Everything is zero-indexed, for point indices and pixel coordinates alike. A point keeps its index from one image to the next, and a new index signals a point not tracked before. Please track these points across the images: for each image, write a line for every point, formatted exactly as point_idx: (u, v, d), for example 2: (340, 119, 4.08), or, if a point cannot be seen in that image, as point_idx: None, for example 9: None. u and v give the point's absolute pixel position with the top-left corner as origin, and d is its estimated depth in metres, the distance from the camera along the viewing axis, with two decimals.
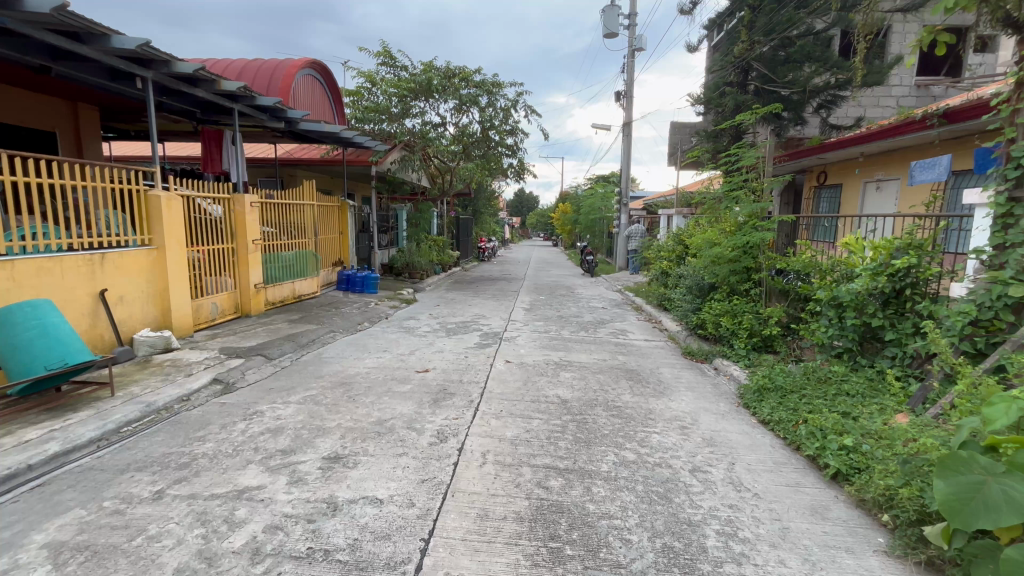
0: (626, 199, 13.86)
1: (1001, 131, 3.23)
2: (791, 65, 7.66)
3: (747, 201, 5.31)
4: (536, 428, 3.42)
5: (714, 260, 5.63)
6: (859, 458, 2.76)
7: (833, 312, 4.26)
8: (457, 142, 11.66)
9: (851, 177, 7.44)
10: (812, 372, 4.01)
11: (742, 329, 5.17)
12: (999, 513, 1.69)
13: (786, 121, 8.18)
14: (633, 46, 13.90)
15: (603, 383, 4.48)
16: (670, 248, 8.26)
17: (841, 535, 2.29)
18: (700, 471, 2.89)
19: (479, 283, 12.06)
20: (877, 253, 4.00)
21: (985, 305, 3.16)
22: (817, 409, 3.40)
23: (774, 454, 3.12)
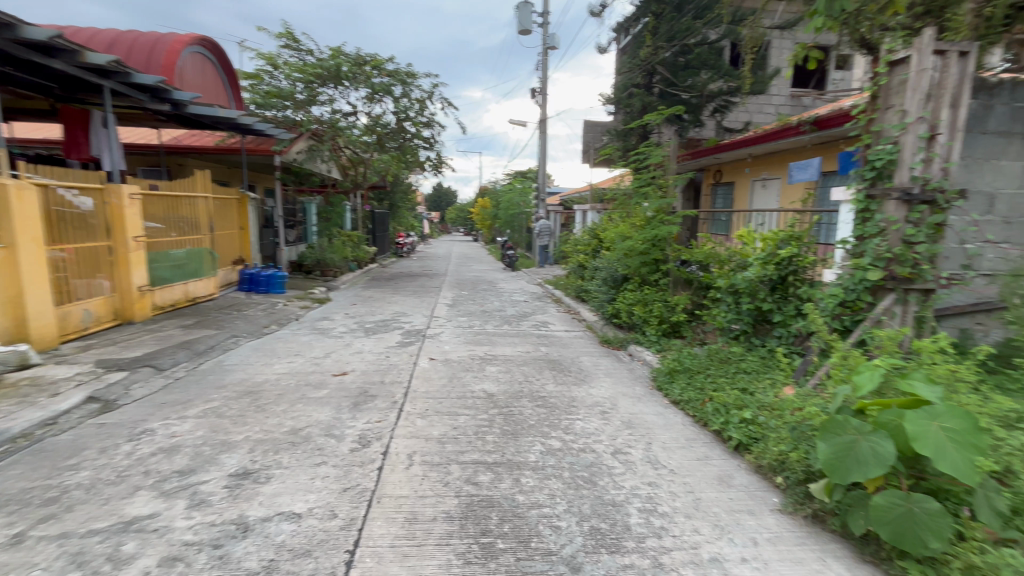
0: (544, 195, 14.20)
1: (860, 138, 3.74)
2: (690, 71, 8.32)
3: (654, 197, 5.66)
4: (463, 424, 3.39)
5: (627, 253, 5.92)
6: (756, 428, 3.06)
7: (731, 298, 4.69)
8: (371, 133, 11.16)
9: (742, 176, 8.23)
10: (714, 353, 4.39)
11: (654, 316, 5.55)
12: (867, 466, 1.96)
13: (686, 123, 8.84)
14: (547, 44, 14.23)
15: (527, 374, 4.56)
16: (586, 242, 8.60)
17: (744, 499, 2.53)
18: (621, 453, 3.05)
19: (398, 279, 11.69)
20: (766, 244, 4.46)
21: (850, 288, 3.64)
22: (720, 386, 3.74)
23: (685, 431, 3.38)
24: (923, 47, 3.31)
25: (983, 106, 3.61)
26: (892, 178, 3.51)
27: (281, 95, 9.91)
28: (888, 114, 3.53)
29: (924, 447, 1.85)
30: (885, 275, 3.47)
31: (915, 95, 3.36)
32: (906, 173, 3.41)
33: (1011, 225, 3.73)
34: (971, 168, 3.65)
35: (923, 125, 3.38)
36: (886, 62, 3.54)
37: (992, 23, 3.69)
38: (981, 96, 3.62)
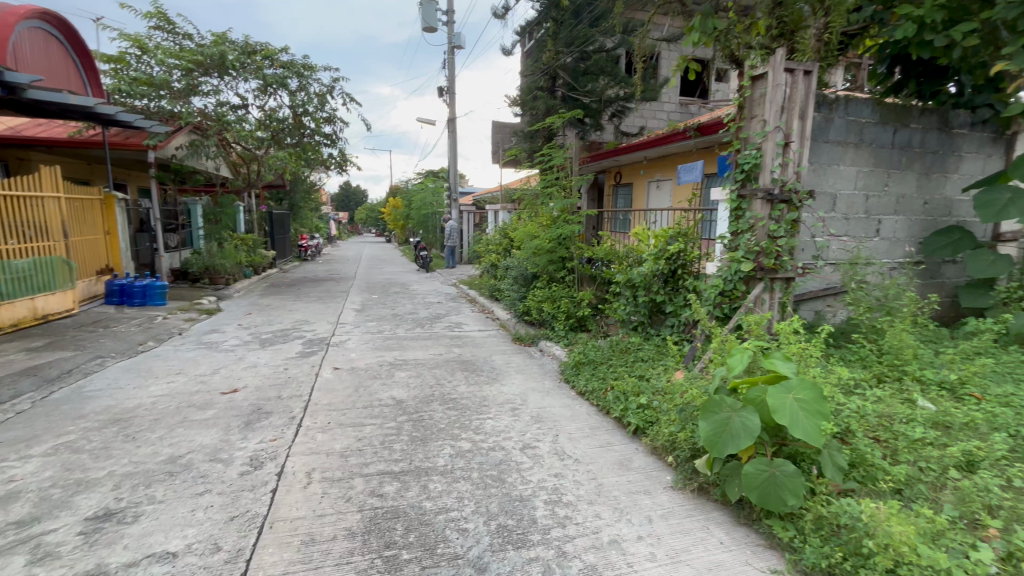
0: (456, 195, 14.11)
1: (731, 143, 4.15)
2: (589, 76, 8.71)
3: (559, 197, 5.85)
4: (368, 435, 3.25)
5: (535, 252, 6.06)
6: (651, 412, 3.28)
7: (629, 292, 4.99)
8: (265, 128, 10.33)
9: (638, 177, 8.80)
10: (616, 344, 4.65)
11: (561, 312, 5.74)
12: (739, 439, 2.19)
13: (588, 126, 9.27)
14: (453, 42, 14.15)
15: (439, 377, 4.49)
16: (497, 242, 8.68)
17: (640, 481, 2.70)
18: (530, 447, 3.11)
19: (301, 285, 10.95)
20: (657, 240, 4.81)
21: (728, 279, 4.04)
22: (620, 375, 3.98)
23: (590, 420, 3.54)
24: (776, 64, 3.76)
25: (825, 118, 4.19)
26: (757, 181, 3.94)
27: (153, 83, 8.80)
28: (752, 123, 3.96)
29: (783, 418, 2.10)
30: (755, 266, 3.90)
31: (773, 107, 3.81)
32: (768, 176, 3.85)
33: (849, 221, 4.39)
34: (818, 172, 4.22)
35: (779, 134, 3.83)
36: (749, 77, 3.98)
37: (829, 47, 4.34)
38: (824, 109, 4.19)
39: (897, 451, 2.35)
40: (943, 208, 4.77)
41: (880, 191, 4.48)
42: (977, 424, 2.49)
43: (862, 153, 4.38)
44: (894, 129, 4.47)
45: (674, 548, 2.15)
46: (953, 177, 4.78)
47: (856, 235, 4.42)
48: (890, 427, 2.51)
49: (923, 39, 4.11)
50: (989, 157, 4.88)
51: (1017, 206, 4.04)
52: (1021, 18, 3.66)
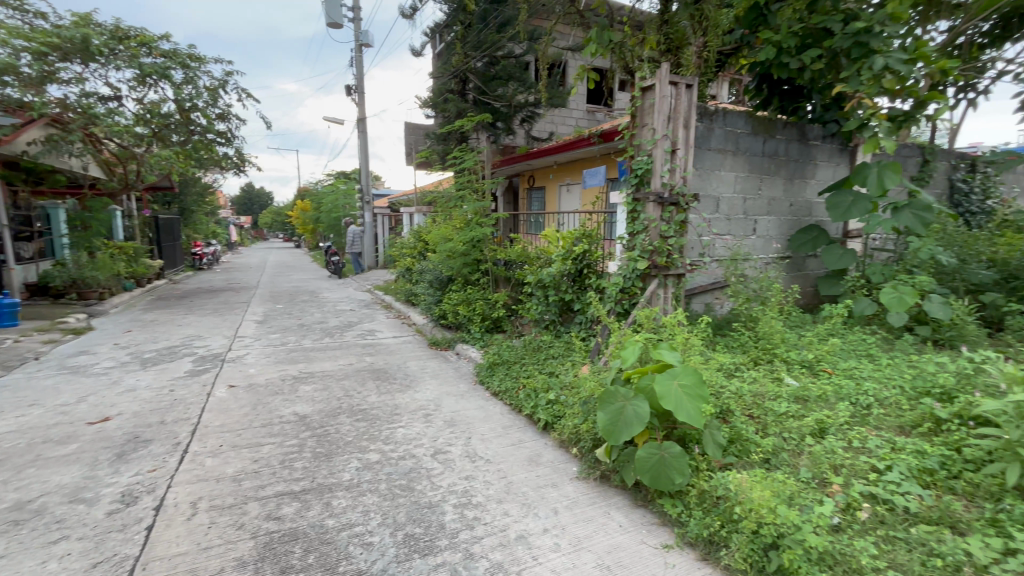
0: (368, 197, 13.60)
1: (627, 149, 4.43)
2: (498, 81, 8.79)
3: (471, 200, 5.86)
4: (266, 455, 3.03)
5: (449, 255, 6.02)
6: (559, 407, 3.40)
7: (541, 292, 5.13)
8: (145, 124, 9.17)
9: (549, 181, 9.08)
10: (529, 344, 4.75)
11: (477, 314, 5.75)
12: (631, 426, 2.35)
13: (500, 130, 9.40)
14: (360, 40, 13.66)
15: (348, 389, 4.29)
16: (411, 245, 8.50)
17: (548, 474, 2.80)
18: (441, 453, 3.09)
19: (194, 297, 9.93)
20: (564, 242, 5.00)
21: (627, 276, 4.31)
22: (531, 373, 4.08)
23: (503, 420, 3.59)
24: (661, 77, 4.07)
25: (707, 128, 4.62)
26: (649, 185, 4.24)
27: None
28: (644, 131, 4.26)
29: (668, 403, 2.28)
30: (650, 264, 4.19)
31: (661, 116, 4.13)
32: (658, 180, 4.16)
33: (730, 221, 4.88)
34: (702, 177, 4.64)
35: (667, 142, 4.16)
36: (639, 88, 4.27)
37: (708, 65, 4.84)
38: (705, 120, 4.61)
39: (766, 425, 2.66)
40: (804, 209, 5.46)
41: (755, 194, 5.03)
42: (828, 395, 2.88)
43: (738, 161, 4.88)
44: (764, 139, 5.03)
45: (576, 536, 2.25)
46: (811, 182, 5.49)
47: (736, 234, 4.93)
48: (761, 404, 2.83)
49: (781, 62, 4.71)
50: (838, 165, 5.66)
51: (858, 207, 4.72)
52: (853, 47, 4.35)
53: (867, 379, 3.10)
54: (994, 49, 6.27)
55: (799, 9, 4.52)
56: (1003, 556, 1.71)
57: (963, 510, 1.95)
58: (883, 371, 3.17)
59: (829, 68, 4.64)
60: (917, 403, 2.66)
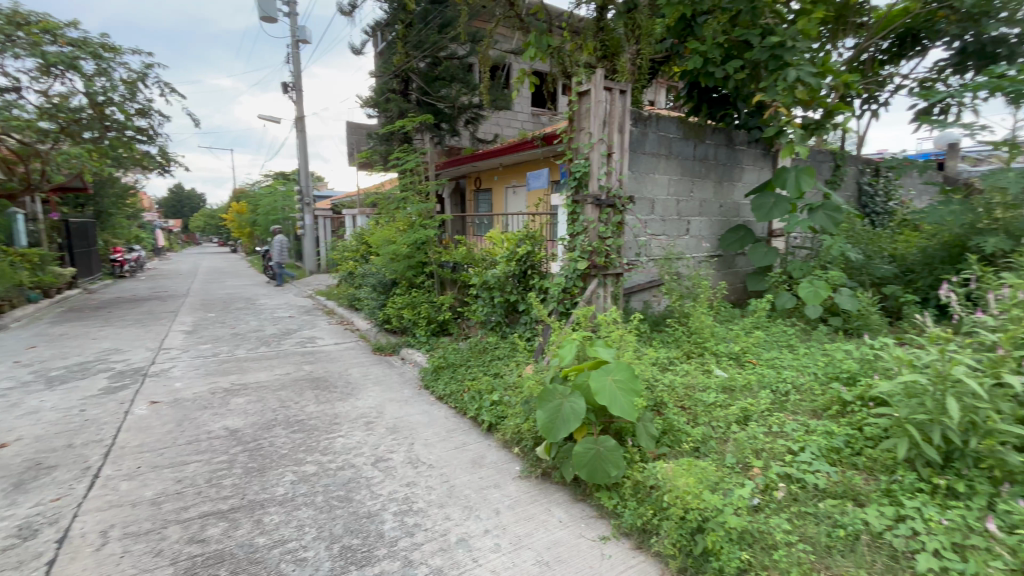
0: (308, 199, 13.07)
1: (565, 152, 4.52)
2: (441, 81, 8.71)
3: (415, 201, 5.76)
4: (191, 474, 2.84)
5: (392, 257, 5.90)
6: (502, 408, 3.42)
7: (486, 293, 5.13)
8: (50, 118, 8.35)
9: (495, 183, 9.12)
10: (475, 346, 4.73)
11: (422, 317, 5.65)
12: (569, 422, 2.41)
13: (444, 132, 9.32)
14: (297, 35, 13.11)
15: (284, 400, 4.10)
16: (354, 248, 8.24)
17: (491, 475, 2.80)
18: (382, 460, 3.02)
19: (112, 308, 9.13)
20: (507, 243, 5.04)
21: (568, 277, 4.40)
22: (476, 375, 4.07)
23: (447, 424, 3.55)
24: (596, 83, 4.19)
25: (641, 133, 4.81)
26: (587, 187, 4.36)
27: None
28: (581, 135, 4.36)
29: (603, 398, 2.35)
30: (590, 264, 4.30)
31: (597, 121, 4.25)
32: (596, 183, 4.29)
33: (665, 222, 5.10)
34: (638, 179, 4.83)
35: (603, 145, 4.30)
36: (575, 93, 4.37)
37: (641, 72, 5.04)
38: (640, 125, 4.80)
39: (696, 415, 2.80)
40: (732, 210, 5.81)
41: (687, 196, 5.29)
42: (752, 384, 3.08)
43: (671, 164, 5.11)
44: (694, 144, 5.30)
45: (517, 535, 2.27)
46: (739, 185, 5.84)
47: (671, 234, 5.17)
48: (692, 395, 2.98)
49: (708, 71, 5.01)
50: (761, 169, 6.06)
51: (779, 208, 5.08)
52: (770, 60, 4.67)
53: (786, 367, 3.33)
54: (891, 65, 6.96)
55: (722, 22, 4.80)
56: (895, 522, 1.90)
57: (863, 483, 2.15)
58: (800, 359, 3.43)
59: (750, 78, 4.96)
60: (828, 388, 2.90)
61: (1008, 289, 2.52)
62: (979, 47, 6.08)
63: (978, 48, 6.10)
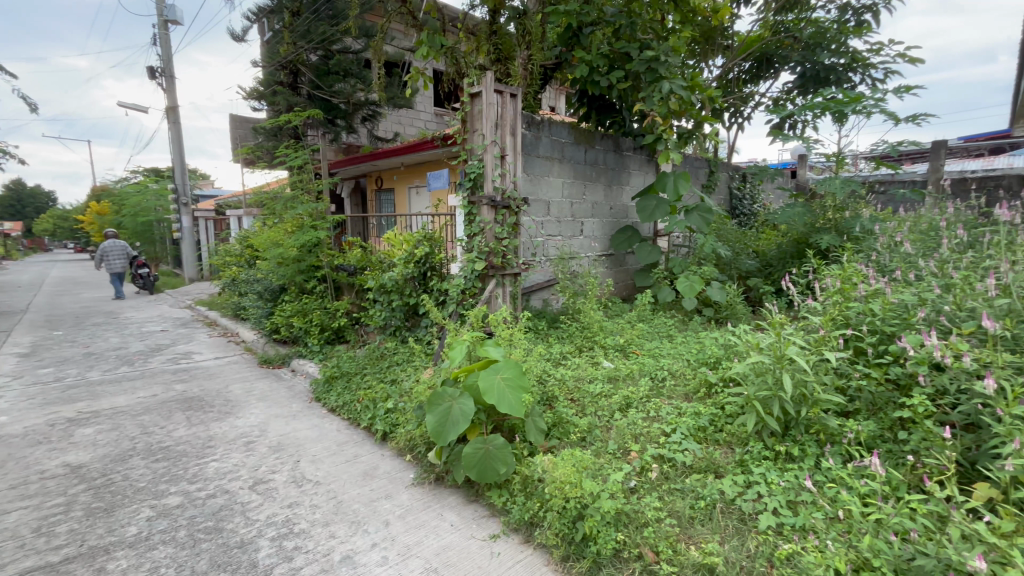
0: (185, 198, 11.71)
1: (460, 153, 4.50)
2: (334, 75, 8.26)
3: (304, 201, 5.39)
4: (15, 524, 2.39)
5: (280, 261, 5.47)
6: (396, 415, 3.31)
7: (383, 297, 4.94)
8: None
9: (395, 183, 8.86)
10: (371, 352, 4.53)
11: (314, 325, 5.29)
12: (458, 424, 2.40)
13: (339, 128, 8.85)
14: (164, 14, 11.68)
15: (146, 425, 3.61)
16: (238, 253, 7.52)
17: (382, 486, 2.70)
18: (262, 482, 2.77)
19: None
20: (405, 244, 4.91)
21: (467, 277, 4.39)
22: (371, 384, 3.90)
23: (338, 437, 3.36)
24: (487, 85, 4.22)
25: (535, 136, 4.95)
26: (482, 189, 4.39)
27: None
28: (474, 136, 4.38)
29: (491, 397, 2.36)
30: (487, 264, 4.33)
31: (489, 123, 4.29)
32: (490, 185, 4.32)
33: (559, 223, 5.31)
34: (532, 181, 4.96)
35: (496, 147, 4.35)
36: (467, 94, 4.37)
37: (533, 76, 5.19)
38: (533, 129, 4.93)
39: (584, 406, 2.92)
40: (622, 212, 6.20)
41: (580, 198, 5.55)
42: (634, 373, 3.31)
43: (564, 167, 5.32)
44: (585, 148, 5.57)
45: (406, 545, 2.20)
46: (626, 188, 6.24)
47: (566, 235, 5.39)
48: (580, 387, 3.11)
49: (593, 79, 5.26)
50: (646, 174, 6.54)
51: (660, 209, 5.49)
52: (648, 72, 5.06)
53: (664, 355, 3.63)
54: (752, 85, 7.90)
55: (607, 34, 5.17)
56: (745, 488, 2.14)
57: (721, 456, 2.40)
58: (676, 348, 3.75)
59: (632, 89, 5.32)
60: (697, 371, 3.20)
61: (830, 279, 2.97)
62: (815, 73, 7.05)
63: (814, 74, 7.04)
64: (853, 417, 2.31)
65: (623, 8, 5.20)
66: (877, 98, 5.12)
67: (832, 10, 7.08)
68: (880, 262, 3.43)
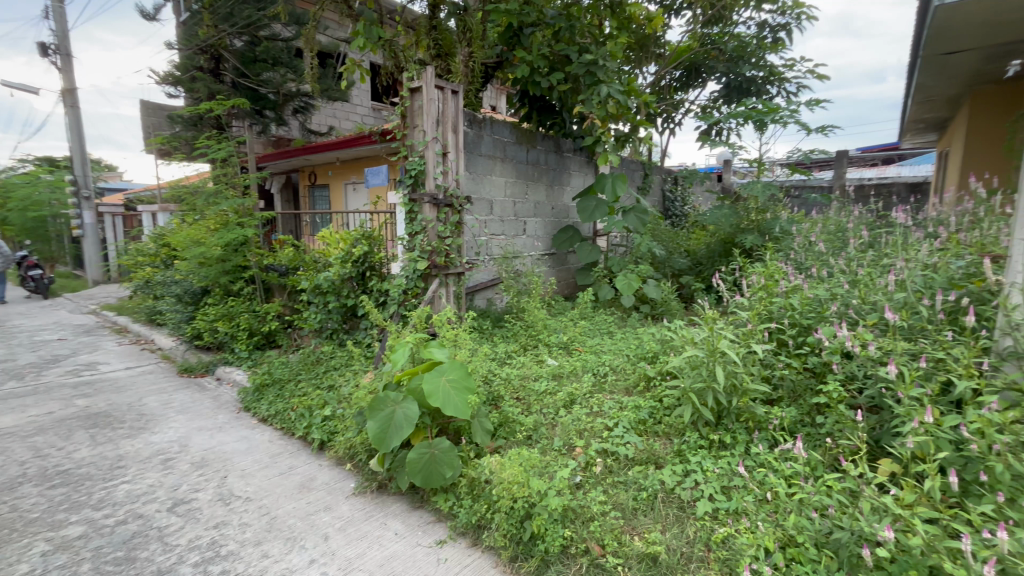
0: (87, 191, 10.53)
1: (399, 149, 4.36)
2: (261, 63, 7.74)
3: (228, 196, 5.00)
4: None
5: (201, 261, 5.03)
6: (334, 423, 3.15)
7: (318, 298, 4.69)
8: None
9: (330, 178, 8.46)
10: (306, 357, 4.29)
11: (241, 329, 4.92)
12: (401, 429, 2.33)
13: (268, 120, 8.32)
14: None
15: (40, 447, 3.19)
16: (152, 252, 6.86)
17: (320, 498, 2.56)
18: (183, 503, 2.53)
19: None
20: (342, 243, 4.71)
21: (409, 277, 4.27)
22: (306, 391, 3.68)
23: (270, 449, 3.14)
24: (427, 80, 4.13)
25: (477, 134, 4.91)
26: (424, 186, 4.29)
27: None
28: (415, 132, 4.26)
29: (436, 400, 2.31)
30: (429, 264, 4.24)
31: (429, 120, 4.19)
32: (432, 182, 4.23)
33: (502, 222, 5.31)
34: (474, 180, 4.93)
35: (437, 144, 4.27)
36: (406, 88, 4.24)
37: (474, 74, 5.14)
38: (474, 127, 4.89)
39: (529, 405, 2.93)
40: (563, 212, 6.31)
41: (522, 198, 5.57)
42: (577, 370, 3.36)
43: (506, 167, 5.32)
44: (527, 148, 5.60)
45: (347, 559, 2.09)
46: (567, 189, 6.36)
47: (509, 234, 5.39)
48: (526, 385, 3.11)
49: (534, 80, 5.30)
50: (586, 175, 6.70)
51: (600, 210, 5.64)
52: (587, 76, 5.18)
53: (605, 351, 3.73)
54: (682, 92, 8.31)
55: (547, 36, 5.24)
56: (683, 477, 2.24)
57: (661, 447, 2.50)
58: (616, 344, 3.87)
59: (571, 91, 5.42)
60: (637, 366, 3.31)
61: (755, 277, 3.18)
62: (738, 83, 7.65)
63: (738, 84, 7.65)
64: (777, 404, 2.48)
65: (562, 12, 5.28)
66: (791, 109, 5.57)
67: (752, 26, 7.64)
68: (797, 260, 3.72)
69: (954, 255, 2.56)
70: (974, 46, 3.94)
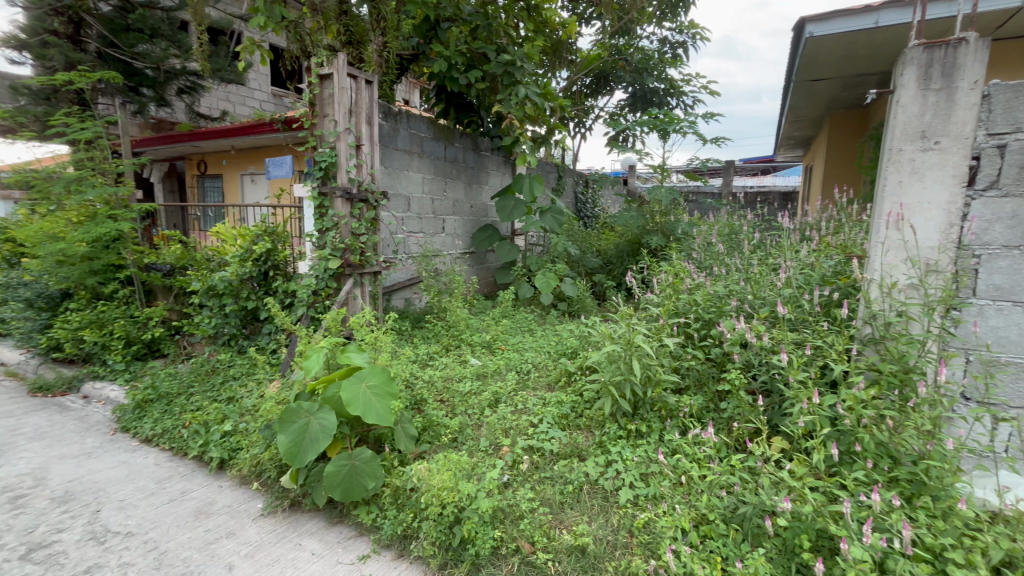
0: None
1: (308, 139, 4.04)
2: (135, 33, 6.75)
3: (94, 183, 4.28)
4: None
5: (60, 259, 4.25)
6: (236, 439, 2.85)
7: (213, 301, 4.21)
8: None
9: (223, 168, 7.65)
10: (199, 367, 3.83)
11: (115, 338, 4.26)
12: (318, 442, 2.17)
13: (145, 99, 7.30)
14: None
15: None
16: None
17: (222, 523, 2.29)
18: (42, 547, 2.12)
19: None
20: (240, 241, 4.26)
21: (319, 277, 3.99)
22: (201, 405, 3.27)
23: (155, 474, 2.76)
24: (338, 67, 3.86)
25: (392, 128, 4.72)
26: (335, 179, 4.02)
27: None
28: (325, 121, 3.98)
29: (355, 408, 2.17)
30: (342, 263, 4.00)
31: (341, 109, 3.94)
32: (344, 175, 3.98)
33: (420, 219, 5.16)
34: (390, 175, 4.73)
35: (350, 136, 4.03)
36: (315, 74, 3.94)
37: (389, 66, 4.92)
38: (390, 120, 4.69)
39: (454, 406, 2.88)
40: (481, 211, 6.29)
41: (440, 195, 5.46)
42: (501, 368, 3.36)
43: (423, 163, 5.18)
44: (444, 145, 5.50)
45: None
46: (485, 188, 6.35)
47: (427, 232, 5.26)
48: (450, 387, 3.04)
49: (452, 76, 5.21)
50: (503, 175, 6.74)
51: (518, 209, 5.69)
52: (504, 75, 5.20)
53: (527, 349, 3.78)
54: (591, 99, 8.76)
55: (464, 32, 5.17)
56: (606, 467, 2.34)
57: (583, 439, 2.58)
58: (537, 341, 3.94)
59: (489, 90, 5.42)
60: (558, 362, 3.40)
61: (664, 275, 3.40)
62: (642, 94, 8.29)
63: (642, 95, 8.29)
64: (685, 393, 2.68)
65: (478, 9, 5.24)
66: (691, 120, 6.05)
67: (654, 41, 8.21)
68: (698, 259, 4.05)
69: (825, 255, 2.95)
70: (836, 76, 4.57)
